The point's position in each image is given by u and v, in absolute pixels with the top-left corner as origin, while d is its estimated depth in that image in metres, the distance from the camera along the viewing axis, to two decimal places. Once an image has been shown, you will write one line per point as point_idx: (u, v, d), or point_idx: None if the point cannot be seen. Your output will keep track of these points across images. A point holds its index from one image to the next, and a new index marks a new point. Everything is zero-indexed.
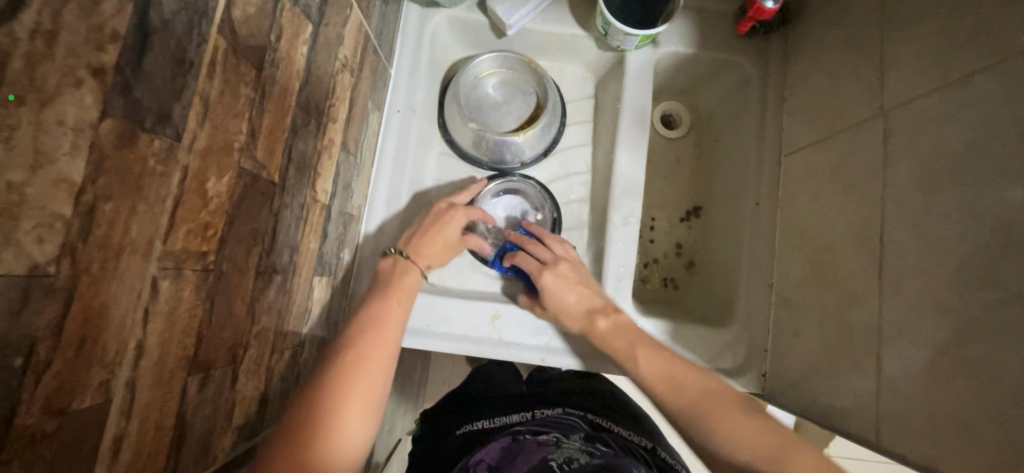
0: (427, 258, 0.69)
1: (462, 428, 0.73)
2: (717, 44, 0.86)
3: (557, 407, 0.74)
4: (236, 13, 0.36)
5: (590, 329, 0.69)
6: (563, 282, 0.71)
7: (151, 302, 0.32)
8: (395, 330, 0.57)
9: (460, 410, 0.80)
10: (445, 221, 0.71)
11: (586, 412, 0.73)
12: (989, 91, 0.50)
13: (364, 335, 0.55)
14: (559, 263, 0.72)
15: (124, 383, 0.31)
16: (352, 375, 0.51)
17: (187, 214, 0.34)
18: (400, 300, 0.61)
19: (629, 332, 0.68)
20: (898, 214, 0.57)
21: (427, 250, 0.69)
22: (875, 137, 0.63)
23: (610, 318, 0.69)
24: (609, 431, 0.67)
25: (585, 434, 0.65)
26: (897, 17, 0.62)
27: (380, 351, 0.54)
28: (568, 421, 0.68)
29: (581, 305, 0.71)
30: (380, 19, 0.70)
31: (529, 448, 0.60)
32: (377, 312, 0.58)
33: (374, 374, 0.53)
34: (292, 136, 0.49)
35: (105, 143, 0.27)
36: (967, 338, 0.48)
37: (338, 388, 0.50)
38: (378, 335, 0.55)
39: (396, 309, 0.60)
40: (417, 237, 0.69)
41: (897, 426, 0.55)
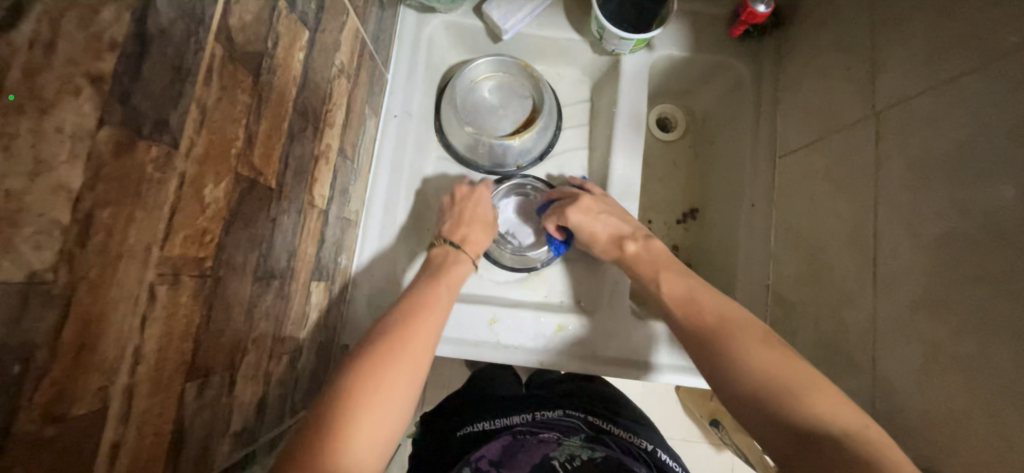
0: (474, 241, 0.74)
1: (464, 430, 0.74)
2: (711, 47, 0.86)
3: (557, 409, 0.74)
4: (233, 20, 0.37)
5: (622, 254, 0.71)
6: (589, 216, 0.75)
7: (149, 308, 0.32)
8: (445, 306, 0.61)
9: (460, 412, 0.81)
10: (477, 207, 0.76)
11: (586, 414, 0.74)
12: (978, 91, 0.50)
13: (419, 306, 0.59)
14: (583, 198, 0.76)
15: (122, 389, 0.31)
16: (406, 334, 0.54)
17: (185, 220, 0.35)
18: (441, 299, 0.62)
19: (657, 253, 0.69)
20: (891, 214, 0.58)
21: (472, 233, 0.74)
22: (867, 138, 0.63)
23: (638, 242, 0.72)
24: (609, 433, 0.69)
25: (586, 435, 0.67)
26: (887, 20, 0.63)
27: (416, 353, 0.52)
28: (568, 424, 0.70)
29: (608, 232, 0.74)
30: (376, 24, 0.71)
31: (531, 446, 0.63)
32: (421, 307, 0.59)
33: (410, 367, 0.51)
34: (289, 141, 0.49)
35: (103, 151, 0.27)
36: (961, 336, 0.48)
37: (393, 344, 0.52)
38: (431, 307, 0.59)
39: (436, 311, 0.59)
40: (457, 225, 0.74)
41: (892, 424, 0.55)
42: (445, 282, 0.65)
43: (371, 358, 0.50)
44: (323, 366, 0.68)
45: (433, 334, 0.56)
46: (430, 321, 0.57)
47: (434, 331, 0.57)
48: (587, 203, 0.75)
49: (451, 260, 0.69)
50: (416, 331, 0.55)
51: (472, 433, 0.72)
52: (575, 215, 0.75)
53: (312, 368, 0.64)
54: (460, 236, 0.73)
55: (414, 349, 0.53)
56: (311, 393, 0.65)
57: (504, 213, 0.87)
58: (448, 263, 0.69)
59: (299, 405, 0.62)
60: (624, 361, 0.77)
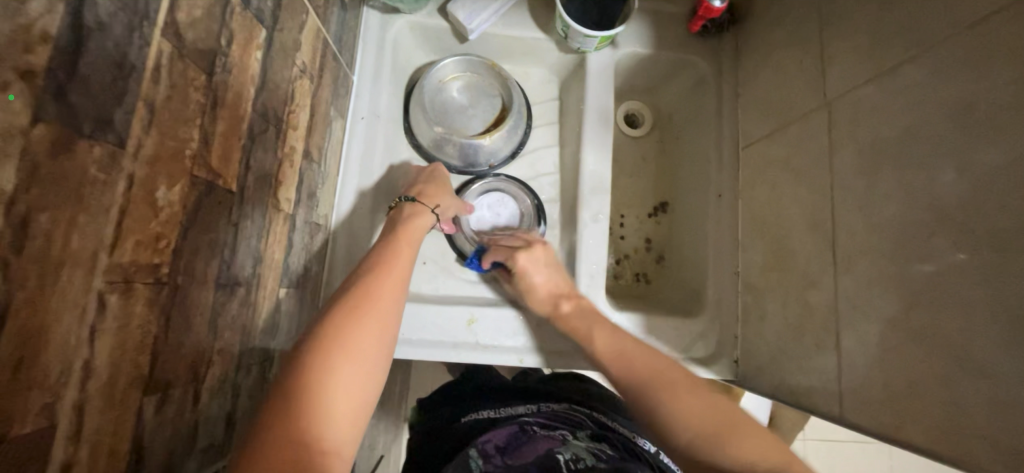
0: (430, 194, 0.73)
1: (468, 416, 0.74)
2: (673, 43, 0.89)
3: (563, 403, 0.73)
4: (182, 16, 0.35)
5: (555, 313, 0.72)
6: (534, 265, 0.75)
7: (98, 318, 0.31)
8: (407, 262, 0.60)
9: (456, 402, 0.80)
10: (435, 171, 0.78)
11: (591, 410, 0.72)
12: (917, 77, 0.53)
13: (385, 265, 0.57)
14: (535, 246, 0.76)
15: (71, 407, 0.29)
16: (370, 291, 0.53)
17: (136, 225, 0.33)
18: (404, 256, 0.60)
19: (590, 314, 0.71)
20: (847, 196, 0.61)
21: (428, 188, 0.74)
22: (821, 126, 0.66)
23: (573, 301, 0.73)
24: (612, 431, 0.66)
25: (591, 431, 0.65)
26: (833, 14, 0.67)
27: (380, 316, 0.51)
28: (573, 417, 0.68)
29: (548, 287, 0.74)
30: (338, 25, 0.70)
31: (536, 439, 0.61)
32: (385, 264, 0.58)
33: (378, 321, 0.50)
34: (249, 143, 0.48)
35: (38, 150, 0.25)
36: (914, 309, 0.51)
37: (357, 303, 0.51)
38: (396, 266, 0.58)
39: (398, 273, 0.57)
40: (414, 185, 0.75)
41: (858, 397, 0.57)
42: (405, 244, 0.63)
43: (332, 326, 0.48)
44: None
45: (397, 297, 0.54)
46: (390, 286, 0.55)
47: (398, 292, 0.55)
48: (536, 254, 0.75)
49: (410, 215, 0.68)
50: (378, 294, 0.53)
51: (478, 419, 0.72)
52: (524, 259, 0.75)
53: None
54: (415, 192, 0.74)
55: (377, 312, 0.51)
56: None
57: (479, 213, 0.87)
58: (408, 219, 0.67)
59: None
60: None
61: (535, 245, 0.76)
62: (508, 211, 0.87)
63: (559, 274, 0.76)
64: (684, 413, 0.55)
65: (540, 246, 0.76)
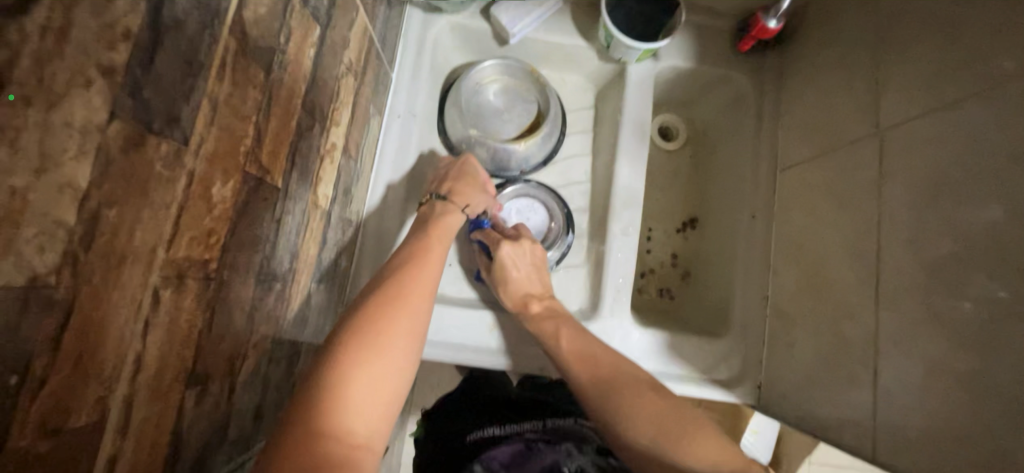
0: (460, 192, 0.72)
1: (472, 434, 0.71)
2: (716, 59, 0.87)
3: (570, 418, 0.71)
4: (248, 14, 0.35)
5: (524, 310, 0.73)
6: (516, 258, 0.76)
7: (151, 313, 0.31)
8: (438, 259, 0.60)
9: (465, 418, 0.78)
10: (463, 166, 0.76)
11: (599, 426, 0.70)
12: (982, 113, 0.51)
13: (417, 261, 0.58)
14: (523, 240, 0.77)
15: (121, 399, 0.29)
16: (404, 286, 0.53)
17: (192, 222, 0.33)
18: (435, 253, 0.61)
19: (558, 317, 0.74)
20: (894, 230, 0.59)
21: (458, 186, 0.73)
22: (871, 155, 0.64)
23: (544, 303, 0.75)
24: (622, 446, 0.64)
25: (600, 446, 0.62)
26: (892, 40, 0.64)
27: (410, 314, 0.51)
28: (581, 432, 0.66)
29: (521, 285, 0.76)
30: (383, 22, 0.69)
31: (545, 451, 0.59)
32: (418, 260, 0.58)
33: (411, 316, 0.51)
34: (296, 140, 0.48)
35: (113, 146, 0.25)
36: (963, 354, 0.49)
37: (392, 297, 0.51)
38: (428, 262, 0.58)
39: (428, 272, 0.57)
40: (442, 182, 0.74)
41: (893, 438, 0.55)
42: (435, 241, 0.63)
43: (365, 319, 0.48)
44: None
45: (427, 296, 0.54)
46: (423, 282, 0.55)
47: (428, 292, 0.55)
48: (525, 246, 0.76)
49: (441, 212, 0.68)
50: (409, 293, 0.53)
51: (482, 438, 0.69)
52: (509, 250, 0.75)
53: None
54: (445, 189, 0.73)
55: (407, 310, 0.51)
56: None
57: (507, 217, 0.86)
58: (437, 217, 0.67)
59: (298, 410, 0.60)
60: None
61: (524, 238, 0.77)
62: (538, 217, 0.86)
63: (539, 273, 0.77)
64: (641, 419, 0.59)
65: (524, 239, 0.78)
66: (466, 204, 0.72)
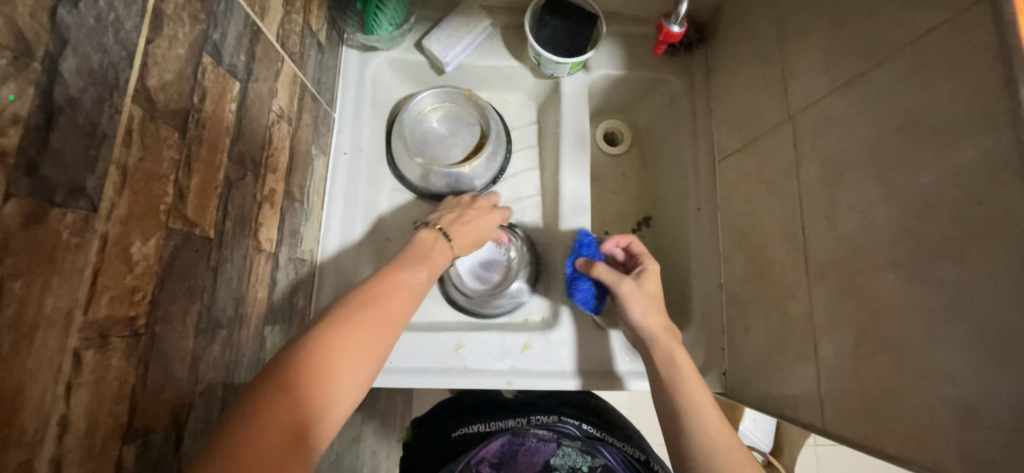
0: (460, 239, 0.70)
1: (458, 431, 0.79)
2: (644, 64, 0.92)
3: (553, 414, 0.78)
4: (153, 81, 0.38)
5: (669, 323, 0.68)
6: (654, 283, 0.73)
7: (73, 374, 0.32)
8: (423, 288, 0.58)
9: (452, 414, 0.85)
10: (483, 218, 0.75)
11: (580, 422, 0.78)
12: (871, 90, 0.55)
13: (404, 288, 0.56)
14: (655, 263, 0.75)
15: (47, 461, 0.31)
16: (383, 310, 0.52)
17: (111, 282, 0.35)
18: (422, 285, 0.59)
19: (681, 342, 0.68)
20: (814, 206, 0.62)
21: (465, 232, 0.71)
22: (788, 139, 0.68)
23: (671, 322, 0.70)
24: (603, 442, 0.75)
25: (583, 440, 0.74)
26: (792, 32, 0.69)
27: (379, 345, 0.50)
28: (563, 429, 0.75)
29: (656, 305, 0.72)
30: (316, 67, 0.73)
31: (533, 448, 0.73)
32: (403, 288, 0.56)
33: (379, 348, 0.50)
34: (226, 190, 0.50)
35: (11, 222, 0.27)
36: (882, 318, 0.52)
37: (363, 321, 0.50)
38: (412, 294, 0.56)
39: (403, 301, 0.54)
40: (456, 222, 0.72)
41: (837, 406, 0.57)
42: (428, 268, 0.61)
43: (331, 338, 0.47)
44: None
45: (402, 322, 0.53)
46: (400, 310, 0.54)
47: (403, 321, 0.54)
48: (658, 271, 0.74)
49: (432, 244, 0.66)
50: (372, 320, 0.50)
51: (467, 435, 0.77)
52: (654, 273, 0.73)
53: None
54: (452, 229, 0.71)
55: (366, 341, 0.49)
56: None
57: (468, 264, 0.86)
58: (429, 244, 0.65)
59: None
60: (590, 374, 0.78)
61: (652, 261, 0.75)
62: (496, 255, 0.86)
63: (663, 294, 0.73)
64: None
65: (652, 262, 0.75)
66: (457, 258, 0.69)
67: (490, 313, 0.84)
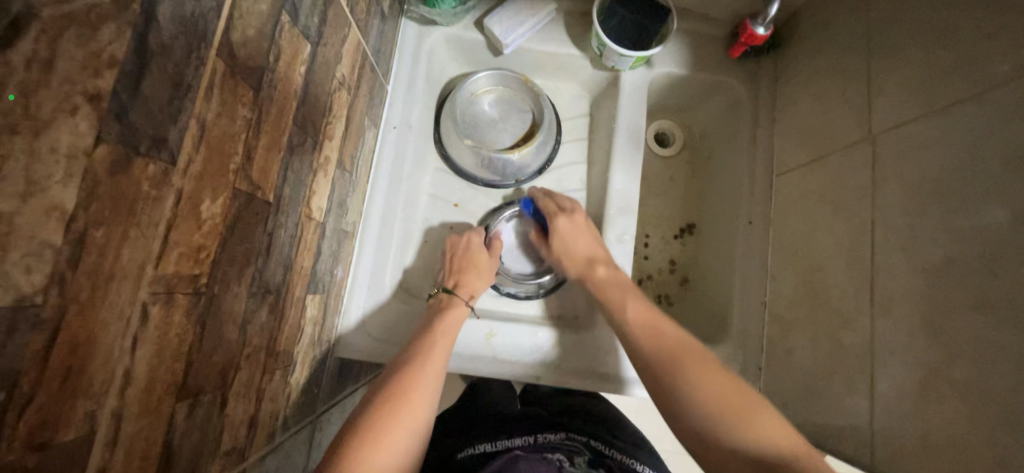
0: (464, 283, 0.75)
1: (462, 451, 0.73)
2: (709, 65, 0.88)
3: (560, 432, 0.74)
4: (237, 36, 0.36)
5: (589, 276, 0.73)
6: (575, 227, 0.77)
7: (140, 329, 0.31)
8: (442, 359, 0.64)
9: (459, 430, 0.81)
10: (468, 252, 0.78)
11: (588, 438, 0.74)
12: (975, 118, 0.51)
13: (423, 362, 0.62)
14: (575, 211, 0.78)
15: (110, 414, 0.30)
16: (408, 391, 0.57)
17: (180, 238, 0.34)
18: (440, 353, 0.64)
19: (624, 284, 0.71)
20: (887, 234, 0.59)
21: (463, 277, 0.76)
22: (864, 160, 0.64)
23: (609, 267, 0.74)
24: (612, 459, 0.68)
25: (589, 458, 0.67)
26: (882, 45, 0.64)
27: (409, 420, 0.55)
28: (570, 445, 0.70)
29: (587, 252, 0.76)
30: (377, 36, 0.71)
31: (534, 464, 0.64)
32: (421, 362, 0.62)
33: (409, 425, 0.55)
34: (288, 154, 0.49)
35: (99, 169, 0.26)
36: (958, 362, 0.49)
37: (389, 403, 0.55)
38: (432, 364, 0.62)
39: (417, 401, 0.57)
40: (449, 273, 0.77)
41: (892, 446, 0.55)
42: (441, 333, 0.67)
43: (366, 425, 0.53)
44: (317, 379, 0.66)
45: (428, 396, 0.58)
46: (423, 385, 0.59)
47: (428, 394, 0.59)
48: (577, 219, 0.77)
49: (445, 305, 0.72)
50: (396, 400, 0.56)
51: (472, 455, 0.71)
52: (565, 224, 0.77)
53: (306, 381, 0.63)
54: (451, 281, 0.76)
55: (388, 453, 0.51)
56: (305, 408, 0.63)
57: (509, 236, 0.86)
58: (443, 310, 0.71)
59: (291, 420, 0.60)
60: (619, 379, 0.76)
61: (555, 218, 0.77)
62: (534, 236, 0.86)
63: (590, 237, 0.77)
64: (763, 439, 0.50)
65: (564, 216, 0.78)
66: (472, 297, 0.75)
67: (534, 296, 0.84)
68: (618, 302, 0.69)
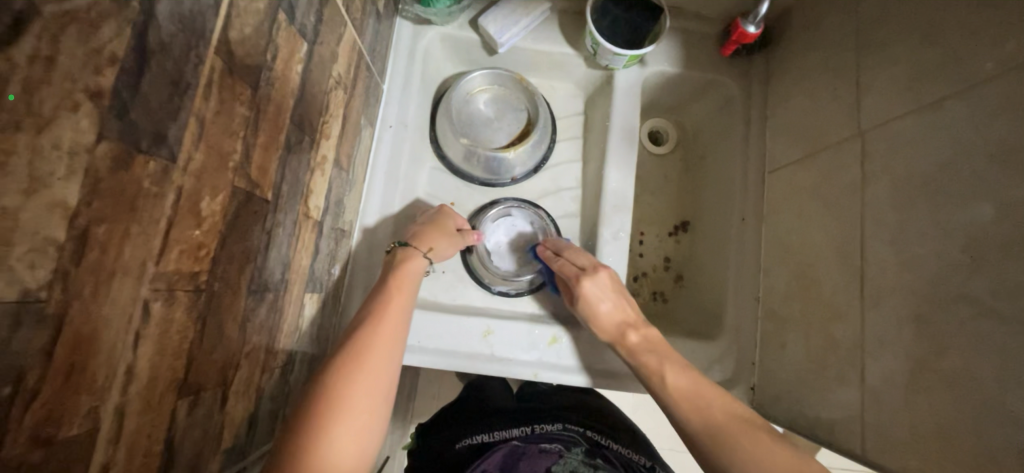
0: (422, 236, 0.71)
1: (462, 441, 0.76)
2: (702, 63, 0.89)
3: (556, 422, 0.77)
4: (234, 34, 0.37)
5: (622, 343, 0.71)
6: (600, 293, 0.73)
7: (142, 325, 0.32)
8: (401, 312, 0.59)
9: (456, 422, 0.82)
10: (436, 216, 0.76)
11: (584, 428, 0.77)
12: (960, 113, 0.52)
13: (382, 318, 0.57)
14: (600, 270, 0.74)
15: (113, 410, 0.30)
16: (366, 350, 0.53)
17: (181, 235, 0.34)
18: (399, 305, 0.60)
19: (658, 347, 0.70)
20: (877, 228, 0.60)
21: (422, 230, 0.72)
22: (854, 156, 0.65)
23: (640, 331, 0.72)
24: (607, 448, 0.73)
25: (585, 448, 0.73)
26: (870, 43, 0.66)
27: (371, 380, 0.51)
28: (567, 436, 0.74)
29: (617, 313, 0.73)
30: (373, 35, 0.71)
31: (534, 456, 0.71)
32: (380, 317, 0.57)
33: (371, 387, 0.51)
34: (286, 153, 0.49)
35: (100, 166, 0.26)
36: (946, 353, 0.50)
37: (348, 365, 0.51)
38: (389, 318, 0.58)
39: (378, 361, 0.53)
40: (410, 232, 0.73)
41: (882, 436, 0.56)
42: (399, 285, 0.62)
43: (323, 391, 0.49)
44: None
45: (390, 354, 0.55)
46: (384, 341, 0.55)
47: (390, 353, 0.55)
48: (604, 278, 0.74)
49: (402, 257, 0.66)
50: (353, 361, 0.52)
51: (471, 446, 0.74)
52: (591, 286, 0.73)
53: (304, 379, 0.63)
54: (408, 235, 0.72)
55: (350, 421, 0.48)
56: None
57: (496, 236, 0.87)
58: (400, 261, 0.66)
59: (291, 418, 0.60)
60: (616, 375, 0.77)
61: (580, 282, 0.73)
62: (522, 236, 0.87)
63: (621, 302, 0.74)
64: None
65: (588, 279, 0.74)
66: (429, 249, 0.70)
67: (534, 290, 0.85)
68: (654, 368, 0.68)
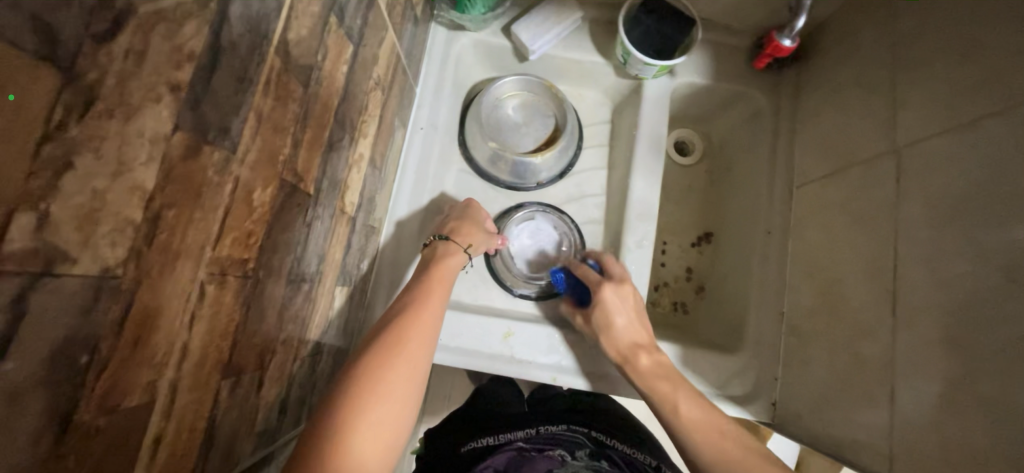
0: (463, 231, 0.75)
1: (468, 445, 0.76)
2: (732, 75, 0.89)
3: (561, 424, 0.78)
4: (292, 35, 0.39)
5: (630, 364, 0.70)
6: (620, 305, 0.74)
7: (197, 306, 0.34)
8: (437, 306, 0.61)
9: (468, 425, 0.83)
10: (470, 211, 0.79)
11: (589, 430, 0.77)
12: (1000, 133, 0.51)
13: (420, 309, 0.59)
14: (625, 283, 0.75)
15: (167, 384, 0.32)
16: (404, 336, 0.55)
17: (235, 223, 0.36)
18: (436, 299, 0.62)
19: (670, 373, 0.69)
20: (910, 246, 0.59)
21: (461, 225, 0.76)
22: (888, 172, 0.64)
23: (651, 355, 0.71)
24: (613, 449, 0.72)
25: (590, 449, 0.71)
26: (907, 60, 0.65)
27: (409, 364, 0.52)
28: (571, 437, 0.74)
29: (630, 332, 0.73)
30: (410, 39, 0.73)
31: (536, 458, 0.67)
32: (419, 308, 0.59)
33: (409, 373, 0.52)
34: (328, 149, 0.51)
35: (174, 154, 0.28)
36: (981, 376, 0.49)
37: (387, 348, 0.53)
38: (427, 310, 0.59)
39: (415, 348, 0.54)
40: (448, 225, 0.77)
41: (911, 459, 0.55)
42: (438, 281, 0.65)
43: (362, 370, 0.50)
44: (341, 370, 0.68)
45: (426, 343, 0.56)
46: (422, 331, 0.56)
47: (427, 343, 0.56)
48: (627, 290, 0.75)
49: (443, 253, 0.71)
50: (393, 346, 0.53)
51: (475, 449, 0.74)
52: (609, 295, 0.74)
53: (331, 370, 0.65)
54: (448, 229, 0.75)
55: (387, 400, 0.48)
56: None
57: (519, 240, 0.88)
58: (441, 257, 0.70)
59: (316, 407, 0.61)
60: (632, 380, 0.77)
61: (603, 287, 0.74)
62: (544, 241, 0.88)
63: (638, 320, 0.74)
64: None
65: (610, 287, 0.75)
66: (470, 245, 0.74)
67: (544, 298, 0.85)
68: (669, 395, 0.67)
